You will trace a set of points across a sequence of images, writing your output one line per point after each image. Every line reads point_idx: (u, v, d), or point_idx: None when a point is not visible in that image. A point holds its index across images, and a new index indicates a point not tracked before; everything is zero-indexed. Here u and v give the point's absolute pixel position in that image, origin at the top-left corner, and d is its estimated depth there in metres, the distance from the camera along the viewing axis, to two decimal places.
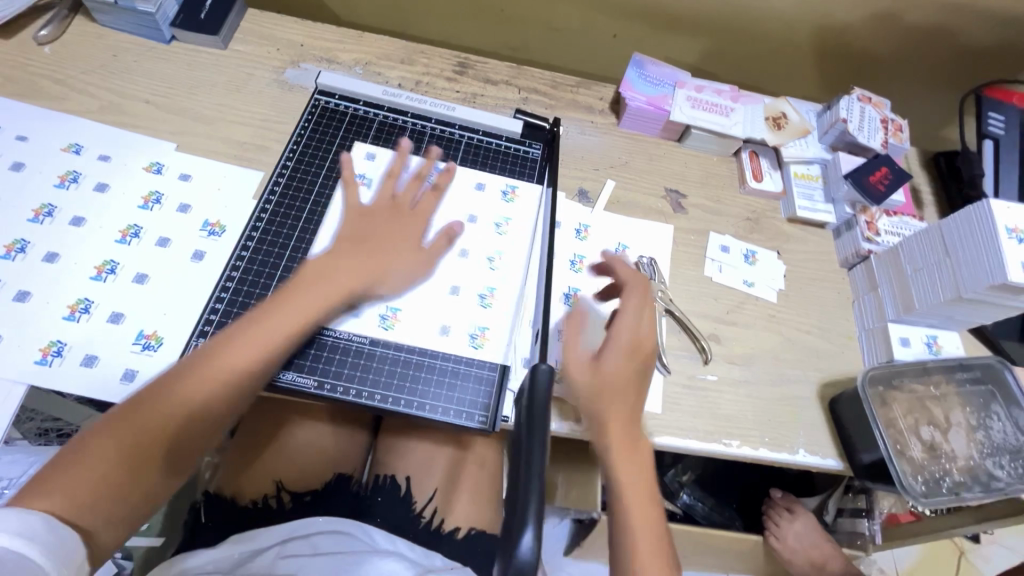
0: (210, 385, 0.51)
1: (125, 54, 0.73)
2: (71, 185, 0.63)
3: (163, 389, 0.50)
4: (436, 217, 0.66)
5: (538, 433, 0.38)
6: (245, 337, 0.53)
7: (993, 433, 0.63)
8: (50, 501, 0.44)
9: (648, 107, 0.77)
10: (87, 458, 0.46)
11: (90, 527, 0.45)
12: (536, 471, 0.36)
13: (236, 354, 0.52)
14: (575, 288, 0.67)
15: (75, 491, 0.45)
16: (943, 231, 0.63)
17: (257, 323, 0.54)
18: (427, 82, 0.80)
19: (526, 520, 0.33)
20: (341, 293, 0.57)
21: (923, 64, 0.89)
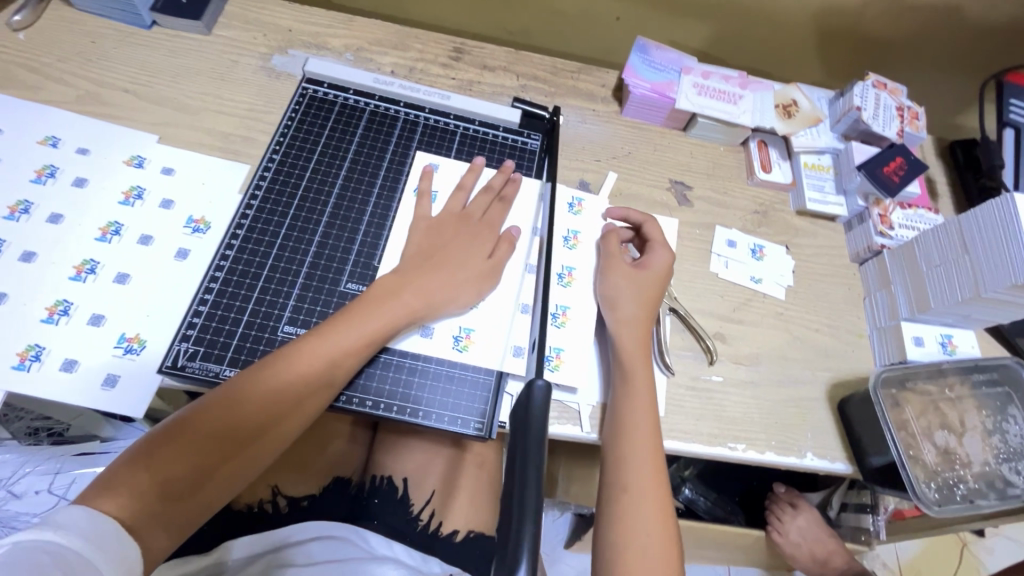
0: (281, 393, 0.50)
1: (103, 41, 0.69)
2: (49, 180, 0.60)
3: (234, 392, 0.49)
4: (444, 215, 0.63)
5: (533, 457, 0.36)
6: (327, 342, 0.52)
7: (1009, 437, 0.60)
8: (116, 502, 0.42)
9: (653, 95, 0.73)
10: (131, 481, 0.44)
11: (151, 533, 0.43)
12: (531, 497, 0.33)
13: (317, 358, 0.51)
14: (569, 268, 0.65)
15: (140, 494, 0.44)
16: (962, 227, 0.61)
17: (349, 331, 0.53)
18: (421, 68, 0.76)
19: (519, 556, 0.30)
20: (404, 313, 0.56)
21: (940, 47, 0.85)
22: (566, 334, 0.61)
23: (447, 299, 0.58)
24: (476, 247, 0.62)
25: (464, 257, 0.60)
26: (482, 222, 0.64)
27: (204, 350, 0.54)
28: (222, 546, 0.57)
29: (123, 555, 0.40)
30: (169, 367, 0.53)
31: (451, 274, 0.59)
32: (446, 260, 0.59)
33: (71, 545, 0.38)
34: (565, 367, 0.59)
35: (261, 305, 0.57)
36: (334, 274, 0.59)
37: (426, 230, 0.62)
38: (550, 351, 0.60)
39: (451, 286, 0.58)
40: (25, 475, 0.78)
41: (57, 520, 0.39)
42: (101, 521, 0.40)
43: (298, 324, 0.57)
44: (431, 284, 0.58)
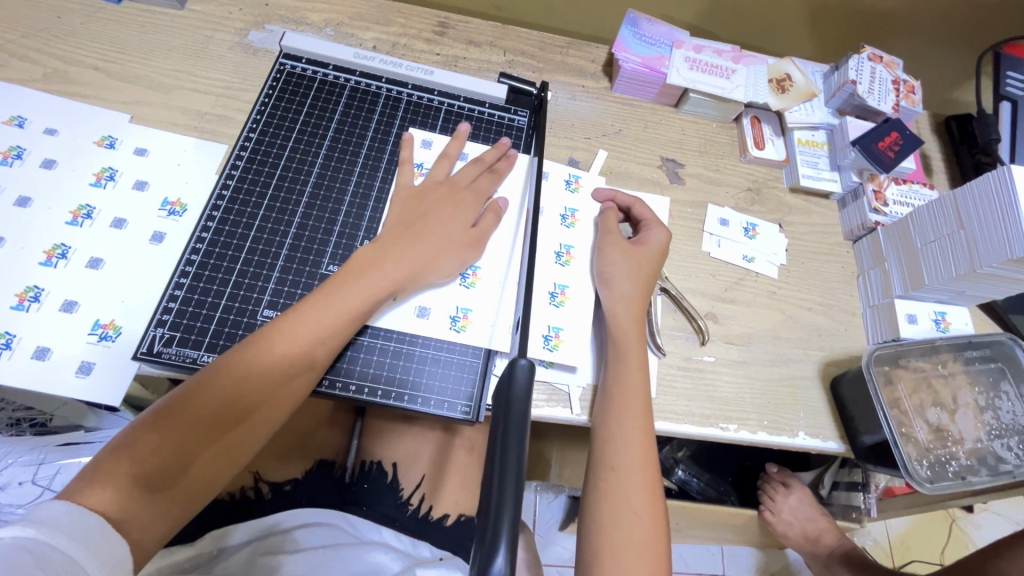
0: (266, 374, 0.49)
1: (70, 16, 0.66)
2: (15, 161, 0.57)
3: (215, 375, 0.48)
4: (427, 185, 0.61)
5: (515, 438, 0.35)
6: (309, 320, 0.50)
7: (1001, 414, 0.60)
8: (101, 495, 0.41)
9: (644, 70, 0.71)
10: (112, 473, 0.42)
11: (140, 523, 0.42)
12: (512, 478, 0.32)
13: (299, 337, 0.50)
14: (566, 246, 0.64)
15: (124, 486, 0.42)
16: (958, 202, 0.59)
17: (330, 307, 0.51)
18: (405, 44, 0.73)
19: (499, 540, 0.29)
20: (383, 287, 0.54)
21: (937, 19, 0.83)
22: (565, 314, 0.60)
23: (431, 273, 0.57)
24: (461, 222, 0.60)
25: (447, 232, 0.58)
26: (466, 189, 0.62)
27: (181, 336, 0.52)
28: (212, 535, 0.56)
29: (110, 550, 0.40)
30: (144, 353, 0.51)
31: (438, 249, 0.57)
32: (427, 233, 0.57)
33: (56, 544, 0.37)
34: (564, 348, 0.58)
35: (239, 289, 0.55)
36: (315, 255, 0.58)
37: (410, 200, 0.60)
38: (548, 330, 0.59)
39: (435, 263, 0.57)
40: (7, 467, 0.76)
41: (39, 516, 0.38)
42: (86, 516, 0.40)
43: (278, 306, 0.55)
44: (413, 258, 0.56)
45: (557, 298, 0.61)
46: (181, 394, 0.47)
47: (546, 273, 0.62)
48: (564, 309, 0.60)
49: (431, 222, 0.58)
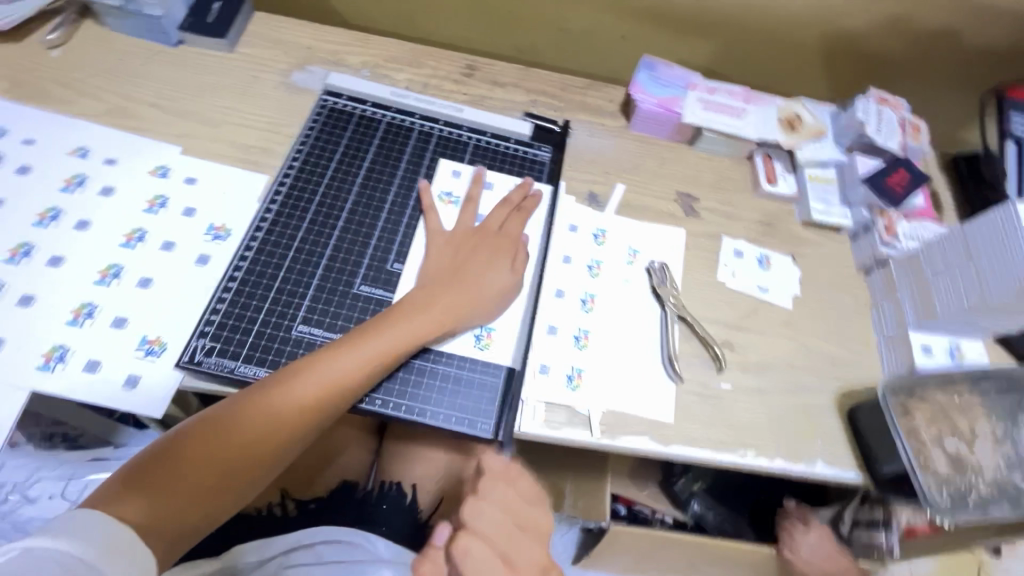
0: (301, 403, 0.51)
1: (132, 58, 0.73)
2: (77, 188, 0.62)
3: (250, 405, 0.50)
4: (458, 232, 0.65)
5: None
6: (348, 356, 0.53)
7: (1020, 445, 0.60)
8: (130, 508, 0.43)
9: (660, 110, 0.76)
10: (143, 488, 0.44)
11: (162, 539, 0.44)
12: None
13: (339, 371, 0.52)
14: (590, 294, 0.66)
15: (152, 501, 0.44)
16: (966, 235, 0.61)
17: (368, 346, 0.54)
18: (434, 84, 0.79)
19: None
20: (425, 328, 0.56)
21: (941, 62, 0.87)
22: (588, 356, 0.62)
23: (473, 313, 0.60)
24: (500, 268, 0.63)
25: (485, 276, 0.61)
26: (498, 235, 0.65)
27: (220, 347, 0.56)
28: (233, 550, 0.58)
29: (131, 561, 0.41)
30: (186, 362, 0.55)
31: (481, 293, 0.60)
32: (469, 280, 0.60)
33: (76, 554, 0.38)
34: (586, 388, 0.60)
35: (276, 305, 0.58)
36: (348, 277, 0.61)
37: (449, 247, 0.63)
38: (571, 370, 0.61)
39: (474, 306, 0.60)
40: (39, 479, 0.77)
41: (64, 526, 0.40)
42: (106, 526, 0.41)
43: (312, 323, 0.58)
44: (456, 303, 0.59)
45: (574, 324, 0.64)
46: (215, 420, 0.49)
47: (569, 317, 0.64)
48: (583, 339, 0.63)
49: (470, 268, 0.61)
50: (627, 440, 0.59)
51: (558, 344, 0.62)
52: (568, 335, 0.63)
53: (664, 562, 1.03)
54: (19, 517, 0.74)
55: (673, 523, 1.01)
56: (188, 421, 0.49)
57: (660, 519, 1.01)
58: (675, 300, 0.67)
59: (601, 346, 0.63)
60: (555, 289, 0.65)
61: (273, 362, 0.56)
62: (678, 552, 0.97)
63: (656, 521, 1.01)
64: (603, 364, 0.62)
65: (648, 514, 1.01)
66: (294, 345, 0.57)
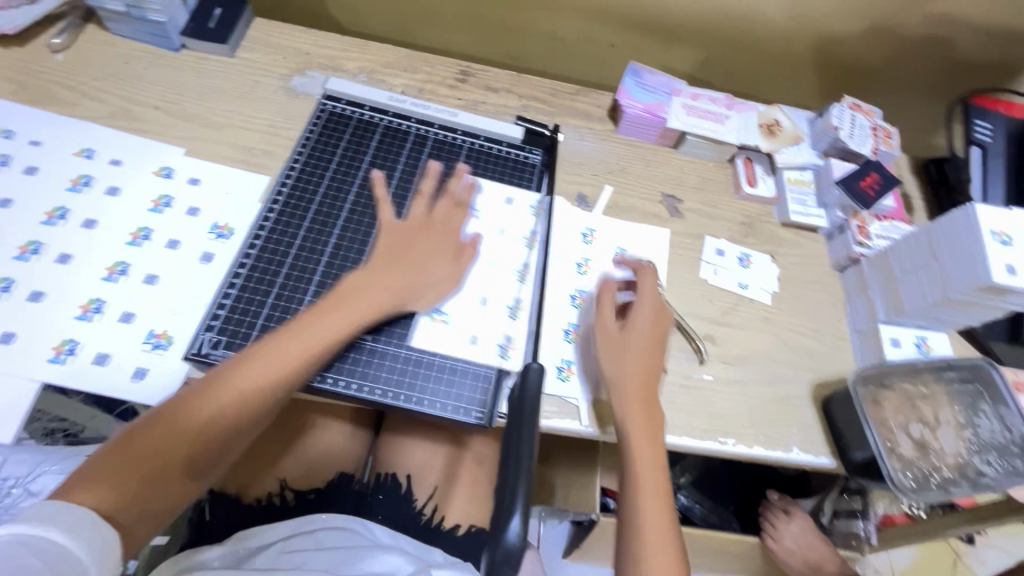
0: (250, 387, 0.53)
1: (135, 62, 0.75)
2: (83, 188, 0.64)
3: (197, 396, 0.52)
4: (410, 218, 0.66)
5: (527, 429, 0.41)
6: (289, 345, 0.55)
7: (980, 431, 0.64)
8: (98, 492, 0.46)
9: (646, 115, 0.79)
10: (110, 473, 0.47)
11: (130, 520, 0.47)
12: (524, 469, 0.38)
13: (284, 357, 0.54)
14: (581, 291, 0.69)
15: (118, 485, 0.47)
16: (930, 235, 0.65)
17: (307, 332, 0.56)
18: (430, 89, 0.82)
19: (513, 511, 0.35)
20: (355, 317, 0.58)
21: (912, 70, 0.91)
22: (576, 347, 0.66)
23: (420, 297, 0.62)
24: (437, 253, 0.65)
25: (428, 260, 0.64)
26: (447, 223, 0.67)
27: (226, 339, 0.58)
28: (235, 536, 0.61)
29: (101, 539, 0.43)
30: (194, 354, 0.56)
31: (430, 277, 0.63)
32: (416, 263, 0.63)
33: (49, 539, 0.40)
34: (576, 379, 0.64)
35: (279, 300, 0.60)
36: (347, 272, 0.63)
37: (398, 232, 0.65)
38: (560, 363, 0.64)
39: (422, 287, 0.63)
40: (41, 473, 0.77)
41: (32, 515, 0.41)
42: (75, 512, 0.43)
43: None
44: (401, 284, 0.61)
45: (564, 318, 0.67)
46: (166, 412, 0.51)
47: (559, 312, 0.67)
48: (574, 333, 0.66)
49: (416, 253, 0.64)
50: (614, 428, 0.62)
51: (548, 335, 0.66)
52: (557, 329, 0.66)
53: None
54: (18, 509, 0.73)
55: None
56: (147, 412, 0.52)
57: None
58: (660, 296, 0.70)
59: (587, 336, 0.66)
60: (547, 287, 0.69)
61: None
62: None
63: None
64: (588, 352, 0.65)
65: None
66: None
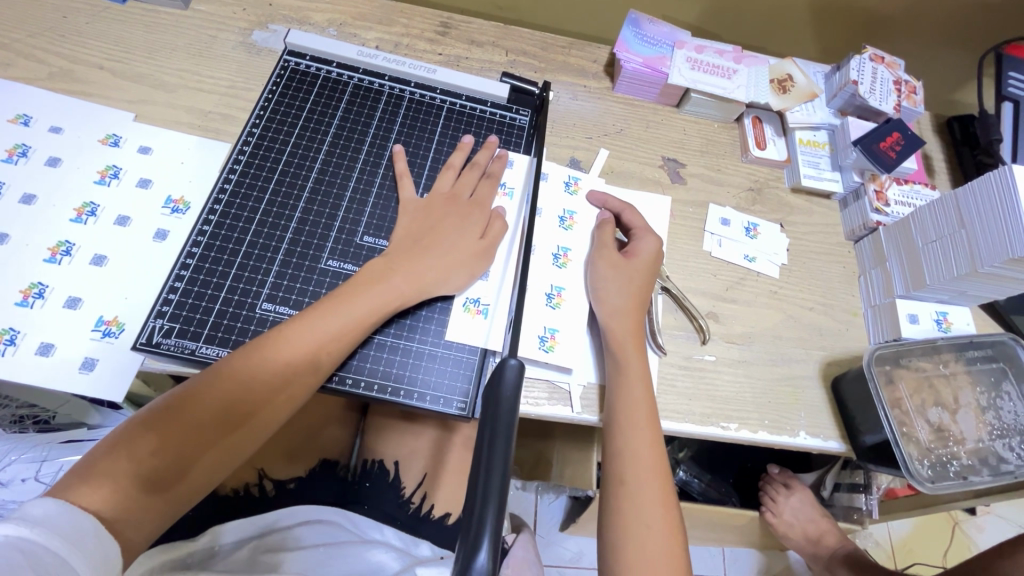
0: (268, 377, 0.48)
1: (75, 15, 0.67)
2: (20, 159, 0.58)
3: (216, 382, 0.47)
4: (433, 199, 0.61)
5: (502, 434, 0.34)
6: (318, 326, 0.50)
7: (1002, 414, 0.60)
8: (97, 493, 0.41)
9: (646, 70, 0.71)
10: (108, 472, 0.42)
11: (132, 523, 0.42)
12: (495, 484, 0.31)
13: (311, 340, 0.50)
14: (564, 248, 0.64)
15: (122, 485, 0.42)
16: (960, 202, 0.59)
17: (340, 316, 0.51)
18: (407, 44, 0.74)
19: (481, 536, 0.29)
20: (389, 303, 0.54)
21: (939, 19, 0.83)
22: (561, 315, 0.60)
23: (444, 288, 0.57)
24: (469, 236, 0.59)
25: (455, 247, 0.58)
26: (472, 203, 0.62)
27: (180, 327, 0.52)
28: (210, 531, 0.56)
29: (101, 550, 0.39)
30: (143, 344, 0.51)
31: (455, 264, 0.57)
32: (438, 250, 0.58)
33: (48, 544, 0.36)
34: (560, 349, 0.58)
35: (238, 283, 0.55)
36: (314, 250, 0.58)
37: (422, 214, 0.60)
38: (544, 331, 0.59)
39: (447, 279, 0.57)
40: (12, 462, 0.76)
41: (30, 513, 0.37)
42: (79, 517, 0.39)
43: (277, 300, 0.55)
44: (426, 275, 0.56)
45: (548, 282, 0.62)
46: (177, 400, 0.46)
47: (542, 274, 0.62)
48: (557, 297, 0.61)
49: (441, 234, 0.58)
50: None
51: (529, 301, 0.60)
52: (540, 294, 0.61)
53: None
54: None
55: None
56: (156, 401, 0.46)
57: None
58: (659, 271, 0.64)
59: (575, 306, 0.61)
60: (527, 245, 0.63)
61: (236, 342, 0.53)
62: None
63: None
64: (578, 324, 0.60)
65: None
66: (258, 324, 0.54)
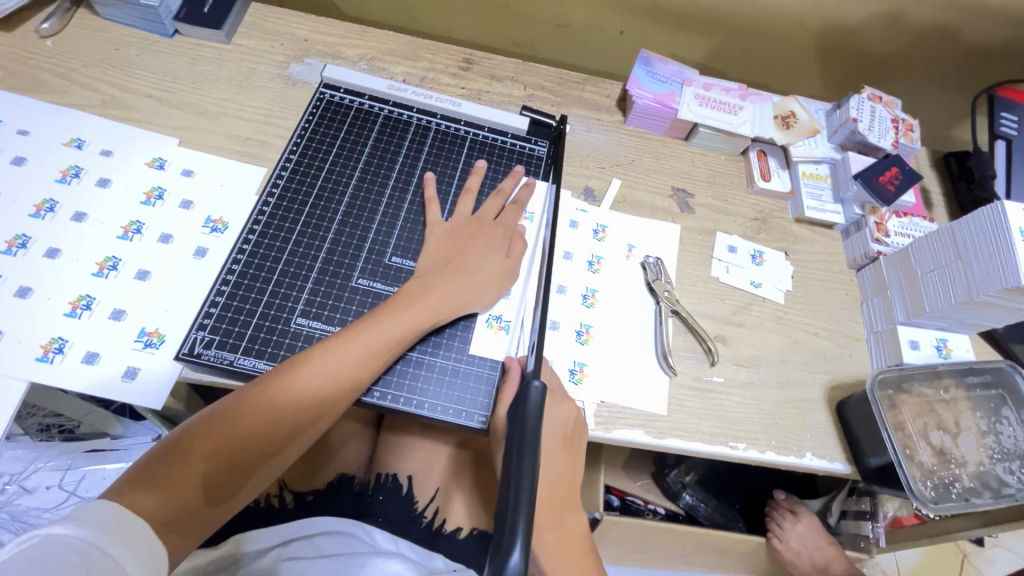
0: (305, 395, 0.51)
1: (127, 48, 0.72)
2: (72, 179, 0.62)
3: (258, 398, 0.50)
4: (458, 222, 0.65)
5: (528, 455, 0.37)
6: (356, 344, 0.53)
7: (1003, 438, 0.62)
8: (146, 498, 0.43)
9: (656, 106, 0.76)
10: (158, 480, 0.44)
11: (177, 531, 0.43)
12: (524, 496, 0.35)
13: (351, 358, 0.53)
14: (592, 289, 0.67)
15: (169, 492, 0.44)
16: (955, 233, 0.63)
17: (375, 334, 0.54)
18: (432, 78, 0.79)
19: (513, 542, 0.32)
20: (420, 324, 0.57)
21: (933, 62, 0.88)
22: (590, 350, 0.63)
23: (468, 305, 0.60)
24: (494, 254, 0.63)
25: (480, 267, 0.62)
26: (495, 226, 0.65)
27: (220, 339, 0.55)
28: (233, 539, 0.58)
29: (148, 555, 0.41)
30: (185, 354, 0.54)
31: (480, 283, 0.61)
32: (464, 269, 0.61)
33: (98, 544, 0.38)
34: (589, 381, 0.62)
35: (275, 298, 0.58)
36: (346, 269, 0.61)
37: (448, 238, 0.63)
38: (573, 364, 0.62)
39: (472, 296, 0.60)
40: (37, 471, 0.80)
41: (84, 516, 0.39)
42: (131, 521, 0.41)
43: (311, 315, 0.58)
44: (455, 293, 0.59)
45: (576, 320, 0.65)
46: (223, 414, 0.49)
47: (572, 313, 0.65)
48: (585, 334, 0.64)
49: (466, 256, 0.62)
50: (622, 432, 0.60)
51: (560, 338, 0.63)
52: (569, 331, 0.64)
53: (656, 552, 1.05)
54: (17, 507, 0.77)
55: (665, 513, 1.03)
56: (199, 415, 0.49)
57: (652, 510, 1.03)
58: (670, 296, 0.67)
59: (603, 341, 0.64)
60: (557, 285, 0.66)
61: (272, 354, 0.56)
62: (668, 542, 0.98)
63: (648, 511, 1.03)
64: (606, 358, 0.63)
65: (641, 506, 1.03)
66: (293, 338, 0.57)
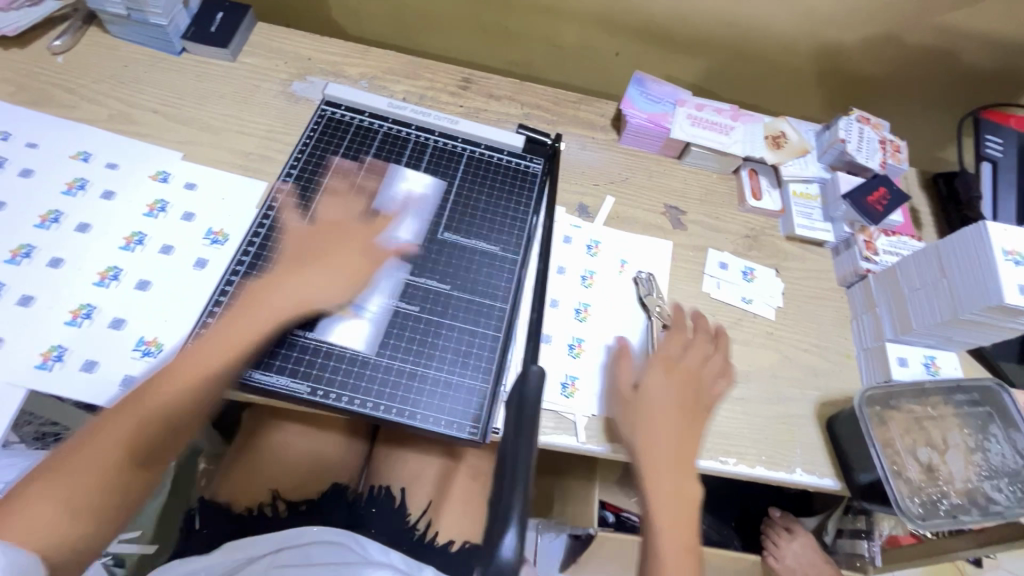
0: (171, 412, 0.52)
1: (135, 65, 0.74)
2: (78, 192, 0.64)
3: (118, 417, 0.50)
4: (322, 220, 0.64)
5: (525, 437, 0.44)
6: (199, 358, 0.53)
7: (991, 455, 0.62)
8: (27, 522, 0.45)
9: (649, 125, 0.78)
10: (33, 500, 0.46)
11: (65, 547, 0.46)
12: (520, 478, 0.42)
13: (192, 376, 0.53)
14: (584, 304, 0.68)
15: (52, 513, 0.46)
16: (940, 252, 0.64)
17: (219, 350, 0.54)
18: (431, 96, 0.81)
19: (508, 524, 0.39)
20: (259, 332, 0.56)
21: (920, 85, 0.90)
22: (582, 364, 0.64)
23: (326, 300, 0.59)
24: (365, 251, 0.62)
25: (336, 262, 0.61)
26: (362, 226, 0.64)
27: None
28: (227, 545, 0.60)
29: None
30: None
31: (333, 276, 0.60)
32: (329, 263, 0.60)
33: None
34: (580, 395, 0.62)
35: None
36: None
37: (317, 232, 0.63)
38: (565, 378, 0.63)
39: (326, 289, 0.59)
40: None
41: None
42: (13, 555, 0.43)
43: (306, 326, 0.59)
44: (303, 294, 0.58)
45: (568, 333, 0.66)
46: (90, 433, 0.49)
47: (563, 326, 0.66)
48: (577, 348, 0.65)
49: (336, 252, 0.61)
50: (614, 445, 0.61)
51: (552, 352, 0.64)
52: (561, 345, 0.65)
53: None
54: None
55: None
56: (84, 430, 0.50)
57: None
58: (663, 311, 0.69)
59: (595, 355, 0.65)
60: (550, 299, 0.68)
61: (267, 364, 0.57)
62: None
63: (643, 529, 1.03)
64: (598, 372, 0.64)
65: (635, 521, 1.02)
66: (288, 348, 0.58)
